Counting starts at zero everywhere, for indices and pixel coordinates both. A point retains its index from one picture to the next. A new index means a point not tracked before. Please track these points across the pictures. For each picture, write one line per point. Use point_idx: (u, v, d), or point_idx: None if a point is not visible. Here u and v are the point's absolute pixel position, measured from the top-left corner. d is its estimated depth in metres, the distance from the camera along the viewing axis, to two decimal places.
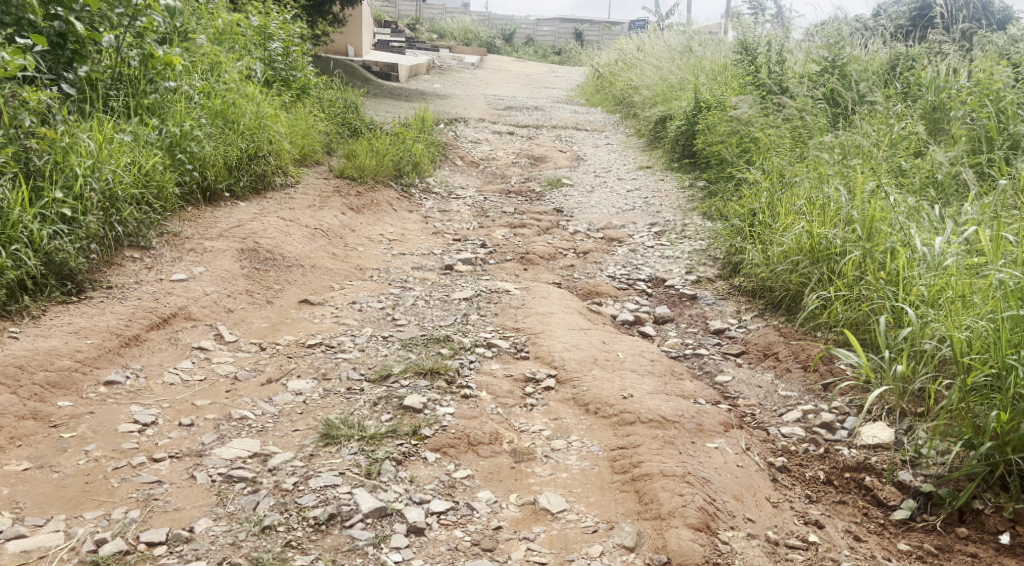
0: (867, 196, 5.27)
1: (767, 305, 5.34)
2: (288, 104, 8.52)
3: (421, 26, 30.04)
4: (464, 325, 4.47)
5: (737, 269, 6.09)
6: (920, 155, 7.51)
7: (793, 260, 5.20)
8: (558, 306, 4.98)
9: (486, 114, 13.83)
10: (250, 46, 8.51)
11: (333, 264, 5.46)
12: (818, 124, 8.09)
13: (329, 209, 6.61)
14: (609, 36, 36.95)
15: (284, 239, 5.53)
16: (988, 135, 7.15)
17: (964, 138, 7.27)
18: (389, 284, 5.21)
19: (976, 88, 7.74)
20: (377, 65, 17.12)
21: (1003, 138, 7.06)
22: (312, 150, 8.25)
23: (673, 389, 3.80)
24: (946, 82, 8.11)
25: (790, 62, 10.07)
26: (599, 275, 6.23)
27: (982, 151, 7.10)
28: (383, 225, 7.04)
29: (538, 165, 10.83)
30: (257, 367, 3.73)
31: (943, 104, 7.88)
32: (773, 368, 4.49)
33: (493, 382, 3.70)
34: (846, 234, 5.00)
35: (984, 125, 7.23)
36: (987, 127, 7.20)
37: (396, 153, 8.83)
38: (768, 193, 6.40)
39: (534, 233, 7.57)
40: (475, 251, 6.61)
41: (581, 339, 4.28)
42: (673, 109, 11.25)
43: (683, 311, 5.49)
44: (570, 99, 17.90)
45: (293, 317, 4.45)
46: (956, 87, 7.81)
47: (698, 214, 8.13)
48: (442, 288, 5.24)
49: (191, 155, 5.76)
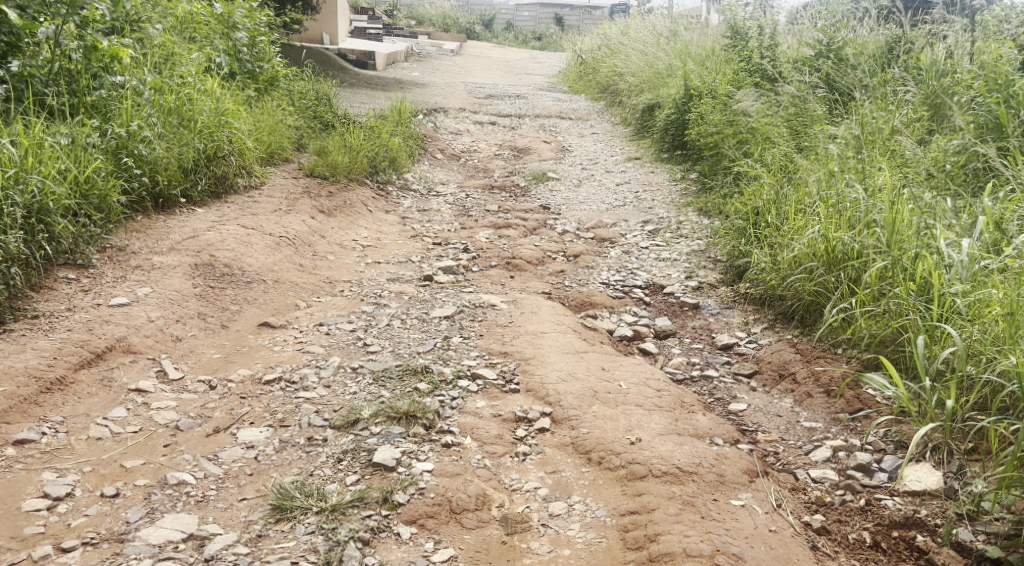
0: (886, 195, 4.78)
1: (777, 316, 4.88)
2: (253, 99, 7.96)
3: (398, 13, 29.44)
4: (444, 350, 3.96)
5: (741, 274, 5.62)
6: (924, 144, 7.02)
7: (807, 266, 4.71)
8: (549, 323, 4.48)
9: (466, 103, 13.29)
10: (212, 37, 7.91)
11: (299, 279, 4.95)
12: (817, 113, 7.59)
13: (296, 213, 6.09)
14: (590, 20, 36.43)
15: (246, 251, 5.02)
16: (996, 122, 6.62)
17: (972, 125, 6.76)
18: (361, 302, 4.71)
19: (981, 70, 7.18)
20: (353, 54, 16.53)
21: (1014, 125, 6.54)
22: (281, 146, 7.70)
23: (684, 427, 3.32)
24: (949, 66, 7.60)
25: (783, 47, 9.56)
26: (592, 282, 5.75)
27: (993, 139, 6.58)
28: (356, 228, 6.53)
29: (522, 157, 10.32)
30: (204, 411, 3.22)
31: (945, 89, 7.34)
32: (791, 393, 4.03)
33: (479, 424, 3.21)
34: (866, 238, 4.53)
35: (994, 111, 6.68)
36: (997, 113, 6.68)
37: (371, 148, 8.29)
38: (772, 190, 5.91)
39: (520, 234, 7.07)
40: (456, 257, 6.11)
41: (577, 366, 3.79)
42: (660, 97, 10.75)
43: (686, 324, 5.03)
44: (553, 86, 17.39)
45: (251, 345, 3.94)
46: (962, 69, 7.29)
47: (693, 210, 7.66)
48: (420, 303, 4.73)
49: (139, 157, 5.22)
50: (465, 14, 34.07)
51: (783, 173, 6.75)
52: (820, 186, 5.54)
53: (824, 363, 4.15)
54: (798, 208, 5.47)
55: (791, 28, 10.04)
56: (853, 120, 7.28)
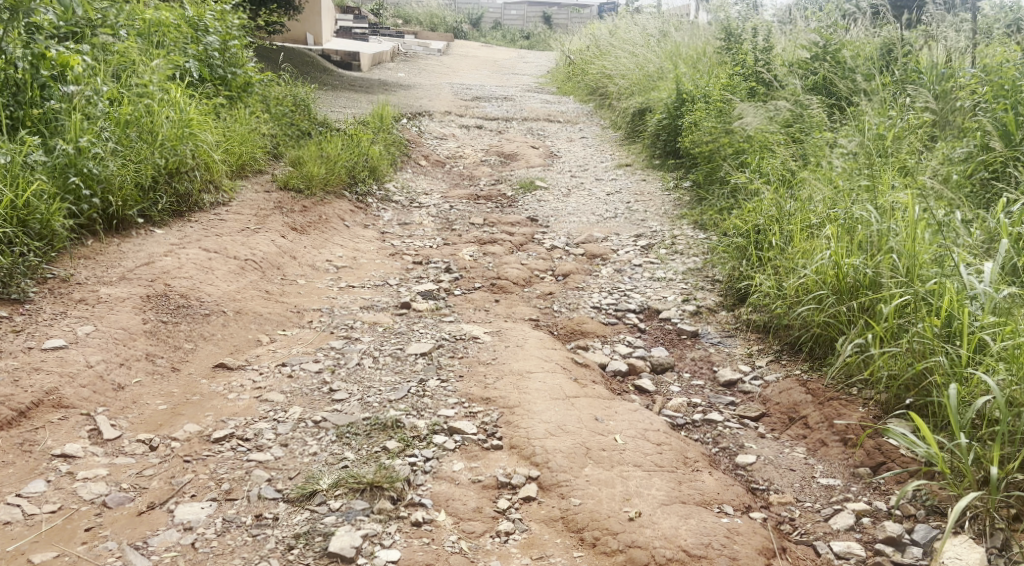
0: (901, 217, 4.42)
1: (783, 347, 4.51)
2: (223, 106, 7.54)
3: (385, 12, 29.03)
4: (420, 396, 3.54)
5: (743, 298, 5.25)
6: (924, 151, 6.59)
7: (816, 295, 4.34)
8: (536, 359, 4.08)
9: (451, 106, 12.88)
10: (182, 42, 7.47)
11: (264, 308, 4.53)
12: (817, 120, 7.21)
13: (265, 232, 5.68)
14: (579, 19, 36.09)
15: (206, 279, 4.60)
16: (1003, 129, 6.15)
17: (977, 133, 6.33)
18: (331, 335, 4.31)
19: (984, 75, 6.80)
20: (336, 54, 16.10)
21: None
22: (253, 157, 7.29)
23: (689, 492, 2.96)
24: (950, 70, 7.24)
25: (779, 49, 9.18)
26: (582, 305, 5.34)
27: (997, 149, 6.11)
28: (331, 246, 6.13)
29: (508, 163, 9.92)
30: (139, 482, 2.90)
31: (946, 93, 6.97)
32: (804, 442, 3.66)
33: (455, 494, 2.87)
34: (882, 266, 4.17)
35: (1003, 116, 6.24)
36: (1005, 120, 6.21)
37: (350, 158, 7.88)
38: (774, 206, 5.54)
39: (506, 250, 6.67)
40: (437, 278, 5.71)
41: (568, 415, 3.38)
42: (651, 101, 10.36)
43: (684, 356, 4.65)
44: (541, 87, 16.99)
45: (202, 393, 3.51)
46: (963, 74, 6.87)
47: (687, 223, 7.27)
48: (395, 336, 4.32)
49: (89, 176, 4.80)
50: (453, 13, 33.72)
51: (783, 186, 6.38)
52: (826, 205, 5.18)
53: (838, 405, 3.78)
54: (804, 228, 5.09)
55: (784, 29, 9.65)
56: (852, 129, 6.90)
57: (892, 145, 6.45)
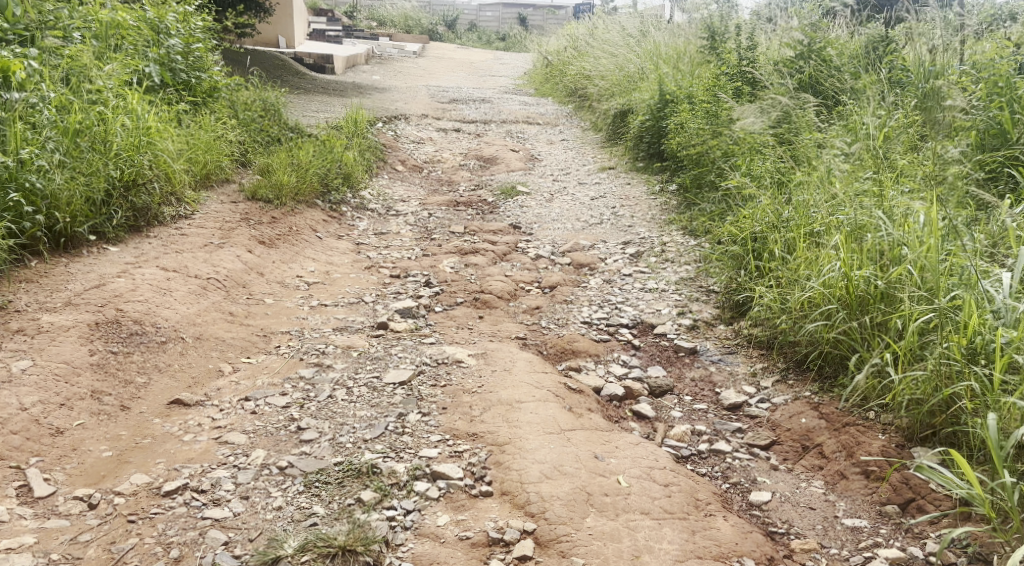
0: (911, 224, 4.13)
1: (789, 365, 4.18)
2: (186, 113, 7.15)
3: (359, 15, 28.64)
4: (399, 434, 3.19)
5: (743, 311, 4.93)
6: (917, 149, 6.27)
7: (825, 310, 4.01)
8: (526, 386, 3.71)
9: (428, 109, 12.50)
10: (141, 44, 7.08)
11: (227, 333, 4.20)
12: (806, 120, 6.93)
13: (230, 247, 5.33)
14: (554, 20, 35.81)
15: (163, 301, 4.24)
16: (1001, 128, 5.98)
17: (969, 131, 6.10)
18: (302, 362, 3.95)
19: (976, 73, 6.63)
20: (309, 58, 15.71)
21: (1020, 131, 5.94)
22: (219, 165, 6.91)
23: (704, 544, 2.67)
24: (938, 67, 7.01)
25: (763, 48, 8.89)
26: (572, 321, 5.00)
27: (994, 150, 5.94)
28: (301, 260, 5.76)
29: (488, 167, 9.56)
30: (73, 550, 2.61)
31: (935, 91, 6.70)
32: (820, 474, 3.34)
33: (439, 555, 2.59)
34: (896, 278, 3.86)
35: (999, 115, 6.05)
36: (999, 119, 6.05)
37: (322, 165, 7.50)
38: (770, 212, 5.22)
39: (488, 261, 6.33)
40: (416, 293, 5.35)
41: (564, 452, 3.05)
42: (633, 101, 10.04)
43: (683, 375, 4.32)
44: (519, 89, 16.63)
45: (154, 434, 3.17)
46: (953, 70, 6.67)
47: (677, 229, 6.96)
48: (371, 362, 3.96)
49: (32, 191, 4.49)
50: (428, 15, 33.32)
51: (778, 190, 6.07)
52: (828, 210, 4.86)
53: (856, 432, 3.45)
54: (806, 235, 4.78)
55: (766, 27, 9.38)
56: (843, 129, 6.61)
57: (885, 144, 6.19)
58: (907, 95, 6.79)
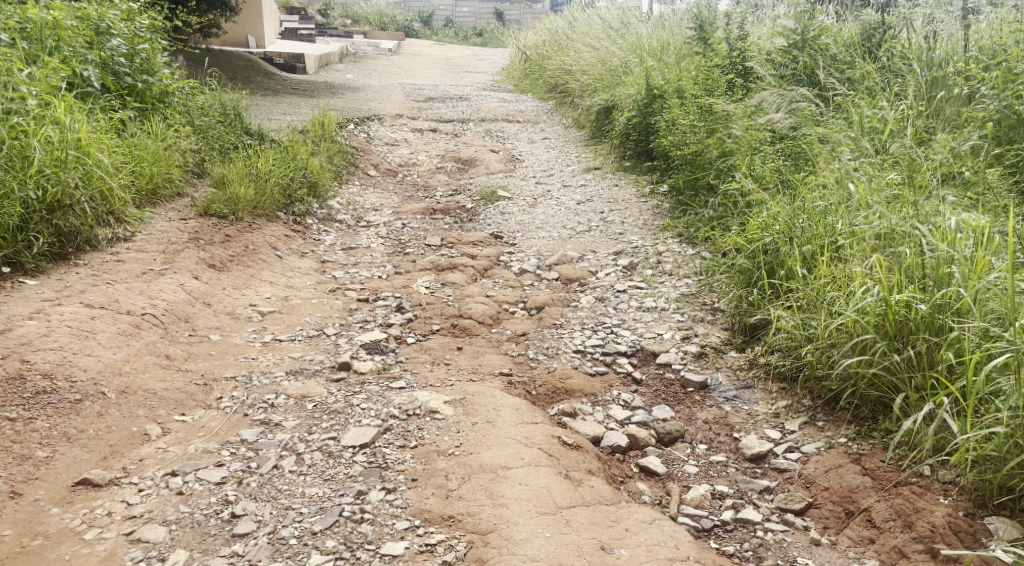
0: (949, 236, 3.61)
1: (817, 404, 3.58)
2: (132, 121, 6.53)
3: (333, 13, 27.99)
4: (356, 521, 2.68)
5: (757, 335, 4.34)
6: (925, 143, 5.66)
7: (861, 339, 3.42)
8: (514, 445, 3.10)
9: (402, 108, 11.87)
10: (80, 45, 6.38)
11: (160, 384, 3.56)
12: (804, 113, 6.36)
13: (173, 274, 4.78)
14: (532, 15, 35.00)
15: (82, 347, 3.61)
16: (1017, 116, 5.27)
17: (983, 123, 5.49)
18: (247, 419, 3.34)
19: (990, 56, 6.00)
20: (280, 58, 15.07)
21: None
22: (169, 178, 6.29)
23: None
24: (945, 52, 6.35)
25: (754, 36, 8.28)
26: (563, 349, 4.40)
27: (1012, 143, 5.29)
28: (258, 285, 5.14)
29: (466, 170, 8.94)
30: None
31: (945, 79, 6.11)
32: (869, 549, 2.81)
33: None
34: (942, 302, 3.32)
35: (1013, 102, 5.38)
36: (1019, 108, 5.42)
37: (284, 173, 6.85)
38: (780, 220, 4.62)
39: (467, 278, 5.73)
40: (386, 320, 4.75)
41: (564, 545, 2.54)
42: (617, 97, 9.42)
43: (696, 416, 3.72)
44: (497, 85, 15.99)
45: (46, 534, 2.65)
46: (960, 55, 6.07)
47: (672, 235, 6.37)
48: (327, 418, 3.34)
49: None
50: (404, 11, 32.66)
51: (784, 194, 5.49)
52: (848, 221, 4.28)
53: (911, 494, 2.91)
54: (828, 251, 4.20)
55: (758, 16, 8.76)
56: (843, 121, 6.02)
57: (888, 139, 5.58)
58: (908, 81, 6.11)
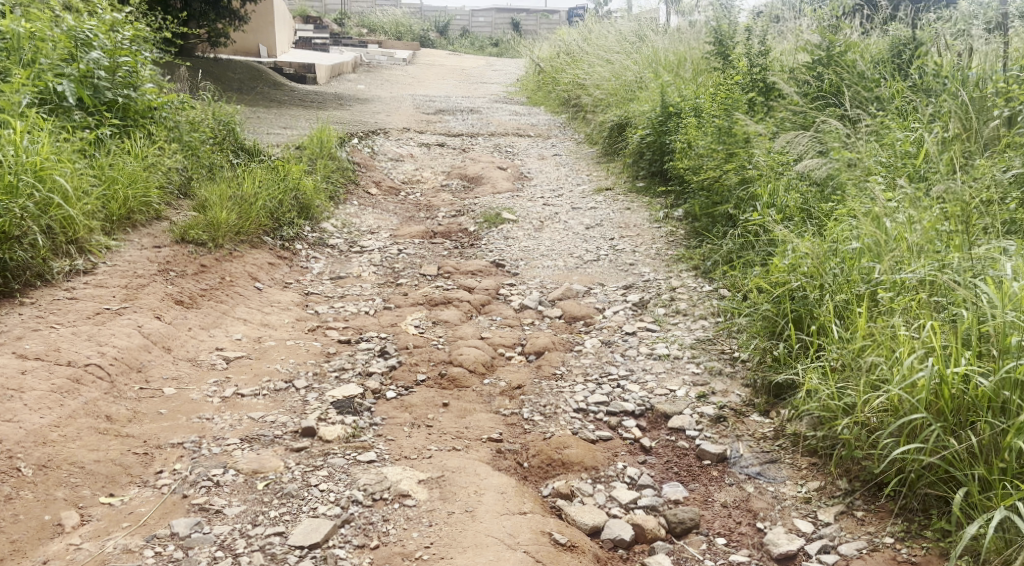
0: (1012, 294, 3.09)
1: (855, 489, 3.07)
2: (110, 139, 6.03)
3: (348, 22, 27.63)
4: None
5: (782, 395, 3.81)
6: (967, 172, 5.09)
7: (911, 417, 2.90)
8: (496, 549, 2.70)
9: (410, 121, 11.38)
10: (56, 58, 5.86)
11: (90, 455, 3.09)
12: (831, 136, 5.80)
13: (131, 314, 4.30)
14: (548, 25, 34.45)
15: (4, 411, 3.18)
16: None
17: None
18: (187, 503, 2.90)
19: None
20: (290, 67, 14.58)
21: None
22: (147, 201, 5.78)
23: None
24: (987, 71, 5.79)
25: (776, 51, 7.74)
26: (563, 407, 3.87)
27: None
28: (229, 323, 4.64)
29: (472, 189, 8.43)
30: None
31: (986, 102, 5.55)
32: None
33: None
34: (1009, 377, 2.80)
35: None
36: None
37: (271, 196, 6.36)
38: (809, 263, 4.08)
39: (462, 314, 5.22)
40: (366, 366, 4.25)
41: None
42: (630, 113, 8.90)
43: (713, 497, 3.20)
44: (510, 98, 15.49)
45: None
46: (999, 75, 5.51)
47: (686, 267, 5.83)
48: (279, 505, 2.90)
49: None
50: (420, 20, 32.28)
51: (811, 229, 4.94)
52: (889, 270, 3.74)
53: None
54: (867, 304, 3.67)
55: (781, 30, 8.21)
56: (873, 145, 5.47)
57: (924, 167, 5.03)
58: (944, 101, 5.55)
